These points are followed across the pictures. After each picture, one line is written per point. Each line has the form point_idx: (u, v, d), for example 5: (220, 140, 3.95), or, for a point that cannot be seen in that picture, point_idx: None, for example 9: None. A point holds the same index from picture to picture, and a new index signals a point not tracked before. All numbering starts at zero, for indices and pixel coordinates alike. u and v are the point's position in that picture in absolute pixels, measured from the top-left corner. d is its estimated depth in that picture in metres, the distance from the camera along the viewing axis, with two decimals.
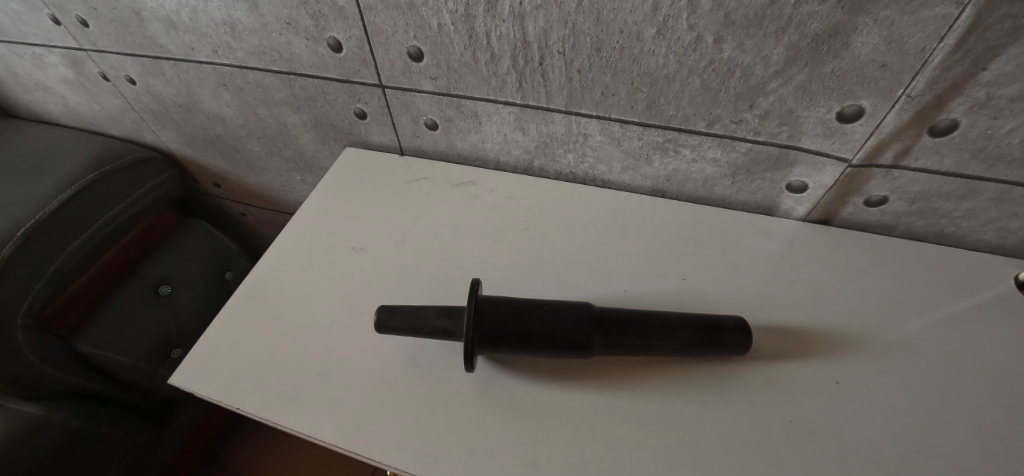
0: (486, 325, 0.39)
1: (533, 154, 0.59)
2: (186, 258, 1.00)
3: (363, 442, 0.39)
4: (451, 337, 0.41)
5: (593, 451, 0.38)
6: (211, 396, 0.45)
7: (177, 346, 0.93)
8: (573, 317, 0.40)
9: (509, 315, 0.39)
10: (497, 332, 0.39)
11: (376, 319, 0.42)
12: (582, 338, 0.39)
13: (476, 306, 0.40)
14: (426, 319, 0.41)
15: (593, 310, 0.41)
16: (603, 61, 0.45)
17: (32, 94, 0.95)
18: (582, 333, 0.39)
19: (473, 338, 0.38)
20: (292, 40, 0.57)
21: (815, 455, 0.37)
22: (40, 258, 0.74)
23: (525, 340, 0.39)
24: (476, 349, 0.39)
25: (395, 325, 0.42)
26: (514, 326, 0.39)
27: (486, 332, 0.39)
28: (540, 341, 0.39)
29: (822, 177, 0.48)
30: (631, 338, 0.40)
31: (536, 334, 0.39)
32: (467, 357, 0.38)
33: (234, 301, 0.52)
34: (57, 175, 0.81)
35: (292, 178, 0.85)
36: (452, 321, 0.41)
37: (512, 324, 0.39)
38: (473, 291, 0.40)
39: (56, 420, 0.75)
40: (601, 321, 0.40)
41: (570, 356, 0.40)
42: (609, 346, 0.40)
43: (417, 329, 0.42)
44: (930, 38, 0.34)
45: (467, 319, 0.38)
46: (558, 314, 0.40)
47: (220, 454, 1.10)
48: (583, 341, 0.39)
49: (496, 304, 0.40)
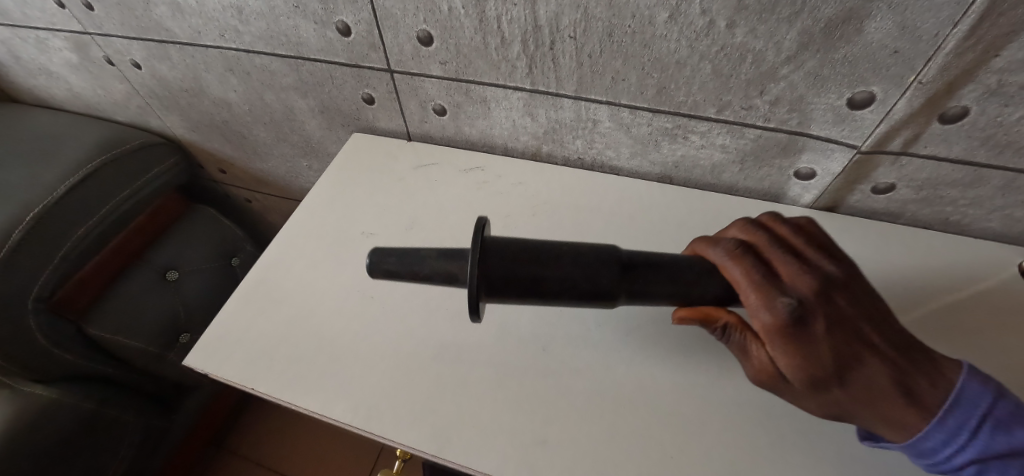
0: (493, 267, 0.32)
1: (541, 140, 0.59)
2: (193, 243, 1.01)
3: (374, 422, 0.40)
4: (452, 283, 0.35)
5: (600, 429, 0.39)
6: (224, 376, 0.46)
7: (185, 330, 0.94)
8: (593, 258, 0.33)
9: (517, 256, 0.32)
10: (504, 278, 0.32)
11: (369, 260, 0.37)
12: (606, 282, 0.33)
13: (482, 246, 0.32)
14: (428, 260, 0.35)
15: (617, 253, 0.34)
16: (614, 46, 0.45)
17: (36, 79, 0.95)
18: (606, 277, 0.33)
19: (479, 284, 0.32)
20: (299, 23, 0.57)
21: (819, 437, 0.38)
22: (49, 241, 0.75)
23: (540, 286, 0.32)
24: (482, 295, 0.33)
25: (394, 268, 0.36)
26: (524, 270, 0.32)
27: (493, 278, 0.32)
28: (558, 287, 0.32)
29: (831, 164, 0.48)
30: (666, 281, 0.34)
31: (552, 280, 0.32)
32: (472, 309, 0.32)
33: (246, 284, 0.52)
34: (64, 160, 0.81)
35: (298, 164, 0.85)
36: (455, 262, 0.34)
37: (522, 267, 0.32)
38: (478, 228, 0.33)
39: (68, 403, 0.76)
40: (623, 265, 0.33)
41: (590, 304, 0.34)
42: (639, 292, 0.34)
43: (416, 273, 0.36)
44: (944, 24, 0.34)
45: (471, 264, 0.31)
46: (577, 257, 0.33)
47: (227, 439, 1.14)
48: (606, 285, 0.33)
49: (508, 244, 0.33)
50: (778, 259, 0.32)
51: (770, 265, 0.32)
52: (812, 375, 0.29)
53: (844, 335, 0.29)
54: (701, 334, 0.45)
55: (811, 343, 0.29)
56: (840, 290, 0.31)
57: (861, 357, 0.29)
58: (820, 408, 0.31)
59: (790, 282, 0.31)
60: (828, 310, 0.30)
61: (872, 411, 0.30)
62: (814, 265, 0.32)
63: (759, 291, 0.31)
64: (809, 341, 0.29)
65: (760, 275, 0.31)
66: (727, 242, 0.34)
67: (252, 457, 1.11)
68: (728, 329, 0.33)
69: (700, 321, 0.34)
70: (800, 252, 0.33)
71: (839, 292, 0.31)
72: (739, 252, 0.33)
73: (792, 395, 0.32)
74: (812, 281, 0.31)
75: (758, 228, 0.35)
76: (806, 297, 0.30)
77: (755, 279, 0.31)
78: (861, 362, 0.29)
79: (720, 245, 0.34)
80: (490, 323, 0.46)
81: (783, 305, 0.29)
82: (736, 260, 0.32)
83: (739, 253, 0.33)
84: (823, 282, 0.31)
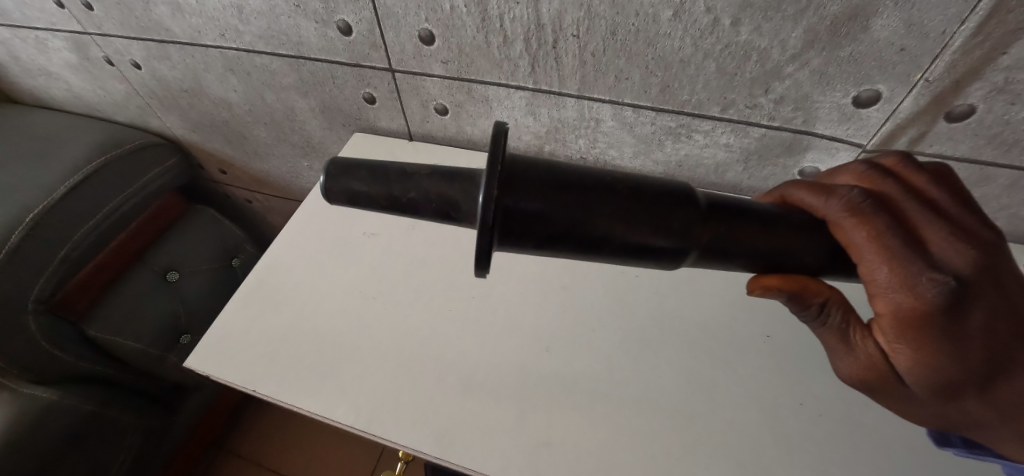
0: (519, 202, 0.21)
1: (543, 139, 0.59)
2: (194, 244, 1.00)
3: (377, 424, 0.40)
4: (449, 220, 0.24)
5: (604, 431, 0.38)
6: (225, 378, 0.45)
7: (185, 332, 0.94)
8: (659, 196, 0.23)
9: (550, 180, 0.22)
10: (527, 217, 0.22)
11: (319, 182, 0.25)
12: (674, 227, 0.23)
13: (502, 168, 0.22)
14: (413, 177, 0.24)
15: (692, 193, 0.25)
16: (617, 45, 0.45)
17: (35, 80, 0.94)
18: (677, 218, 0.23)
19: (494, 217, 0.21)
20: (300, 23, 0.56)
21: (824, 437, 0.37)
22: (49, 242, 0.74)
23: (581, 233, 0.22)
24: (497, 236, 0.22)
25: (360, 189, 0.24)
26: (563, 201, 0.22)
27: (517, 210, 0.21)
28: (608, 230, 0.22)
29: (835, 163, 0.47)
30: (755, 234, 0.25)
31: (601, 220, 0.22)
32: (481, 256, 0.21)
33: (247, 285, 0.52)
34: (64, 161, 0.81)
35: (298, 164, 0.85)
36: (457, 185, 0.23)
37: (560, 196, 0.22)
38: (497, 136, 0.23)
39: (67, 405, 0.76)
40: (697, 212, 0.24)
41: (642, 261, 0.25)
42: (714, 247, 0.25)
43: (395, 198, 0.24)
44: (951, 22, 0.33)
45: (486, 185, 0.21)
46: (636, 193, 0.23)
47: (227, 440, 1.13)
48: (676, 235, 0.23)
49: (537, 170, 0.22)
50: (917, 219, 0.24)
51: (910, 228, 0.24)
52: (942, 371, 0.24)
53: (995, 324, 0.24)
54: (705, 335, 0.44)
55: (956, 334, 0.23)
56: (996, 263, 0.24)
57: (1005, 345, 0.24)
58: (934, 405, 0.27)
59: (939, 253, 0.24)
60: (981, 292, 0.24)
61: (980, 402, 0.26)
62: (963, 228, 0.25)
63: (902, 267, 0.23)
64: (945, 328, 0.23)
65: (901, 242, 0.23)
66: (849, 190, 0.25)
67: (252, 459, 1.11)
68: (827, 307, 0.27)
69: (795, 294, 0.26)
70: (940, 208, 0.25)
71: (995, 265, 0.24)
72: (866, 206, 0.24)
73: (886, 385, 0.27)
74: (967, 253, 0.24)
75: (882, 173, 0.27)
76: (959, 273, 0.23)
77: (897, 249, 0.23)
78: (1008, 355, 0.24)
79: (839, 195, 0.25)
80: (493, 324, 0.46)
81: (933, 287, 0.23)
82: (862, 220, 0.24)
83: (866, 209, 0.24)
84: (980, 253, 0.24)
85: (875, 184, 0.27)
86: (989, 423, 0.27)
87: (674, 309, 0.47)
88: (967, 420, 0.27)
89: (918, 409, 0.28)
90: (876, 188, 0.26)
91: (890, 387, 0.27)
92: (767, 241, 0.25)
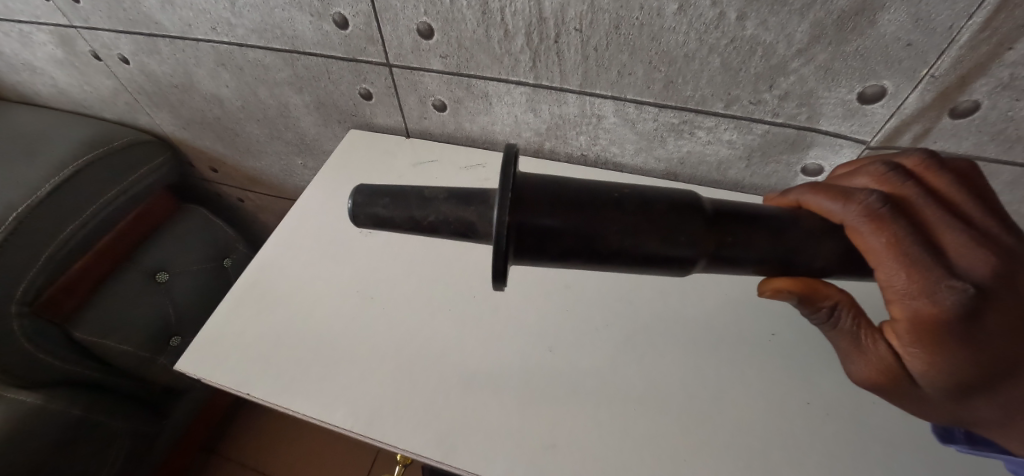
0: (531, 216, 0.21)
1: (544, 136, 0.58)
2: (184, 244, 0.98)
3: (376, 427, 0.39)
4: (467, 239, 0.25)
5: (611, 434, 0.37)
6: (218, 382, 0.44)
7: (176, 333, 0.92)
8: (671, 205, 0.23)
9: (561, 196, 0.22)
10: (541, 232, 0.21)
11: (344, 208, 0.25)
12: (687, 239, 0.23)
13: (514, 185, 0.22)
14: (426, 208, 0.24)
15: (703, 198, 0.24)
16: (620, 39, 0.44)
17: (19, 75, 0.92)
18: (689, 225, 0.23)
19: (507, 237, 0.21)
20: (294, 16, 0.55)
21: (832, 436, 0.37)
22: (32, 243, 0.72)
23: (594, 247, 0.22)
24: (513, 252, 0.22)
25: (384, 216, 0.25)
26: (575, 219, 0.21)
27: (530, 228, 0.21)
28: (622, 246, 0.22)
29: (838, 159, 0.47)
30: (766, 238, 0.24)
31: (613, 237, 0.22)
32: (497, 272, 0.22)
33: (240, 285, 0.50)
34: (50, 158, 0.79)
35: (292, 162, 0.84)
36: (473, 204, 0.23)
37: (572, 214, 0.21)
38: (509, 159, 0.23)
39: (53, 409, 0.73)
40: (707, 214, 0.24)
41: (658, 272, 0.24)
42: (727, 254, 0.24)
43: (414, 224, 0.24)
44: (958, 16, 0.33)
45: (498, 207, 0.21)
46: (648, 201, 0.23)
47: (219, 443, 1.11)
48: (690, 244, 0.23)
49: (549, 183, 0.22)
50: (936, 224, 0.24)
51: (929, 234, 0.24)
52: (955, 376, 0.24)
53: (1016, 332, 0.23)
54: (708, 334, 0.44)
55: (974, 340, 0.23)
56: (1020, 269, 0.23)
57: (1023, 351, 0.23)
58: (947, 410, 0.26)
59: (958, 259, 0.23)
60: (1001, 298, 0.23)
61: (994, 406, 0.25)
62: (983, 233, 0.24)
63: (920, 272, 0.22)
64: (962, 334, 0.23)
65: (920, 248, 0.23)
66: (867, 194, 0.24)
67: (244, 463, 1.09)
68: (839, 310, 0.27)
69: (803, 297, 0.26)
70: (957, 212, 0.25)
71: (1018, 271, 0.23)
72: (885, 211, 0.23)
73: (896, 389, 0.26)
74: (989, 259, 0.23)
75: (902, 176, 0.26)
76: (979, 280, 0.23)
77: (916, 255, 0.23)
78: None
79: (857, 200, 0.24)
80: (495, 324, 0.45)
81: (952, 294, 0.22)
82: (881, 226, 0.23)
83: (885, 214, 0.23)
84: (1003, 260, 0.23)
85: (893, 187, 0.26)
86: (1002, 428, 0.26)
87: (676, 307, 0.46)
88: (979, 424, 0.27)
89: (930, 413, 0.27)
90: (895, 191, 0.26)
91: (901, 390, 0.26)
92: (778, 243, 0.25)
